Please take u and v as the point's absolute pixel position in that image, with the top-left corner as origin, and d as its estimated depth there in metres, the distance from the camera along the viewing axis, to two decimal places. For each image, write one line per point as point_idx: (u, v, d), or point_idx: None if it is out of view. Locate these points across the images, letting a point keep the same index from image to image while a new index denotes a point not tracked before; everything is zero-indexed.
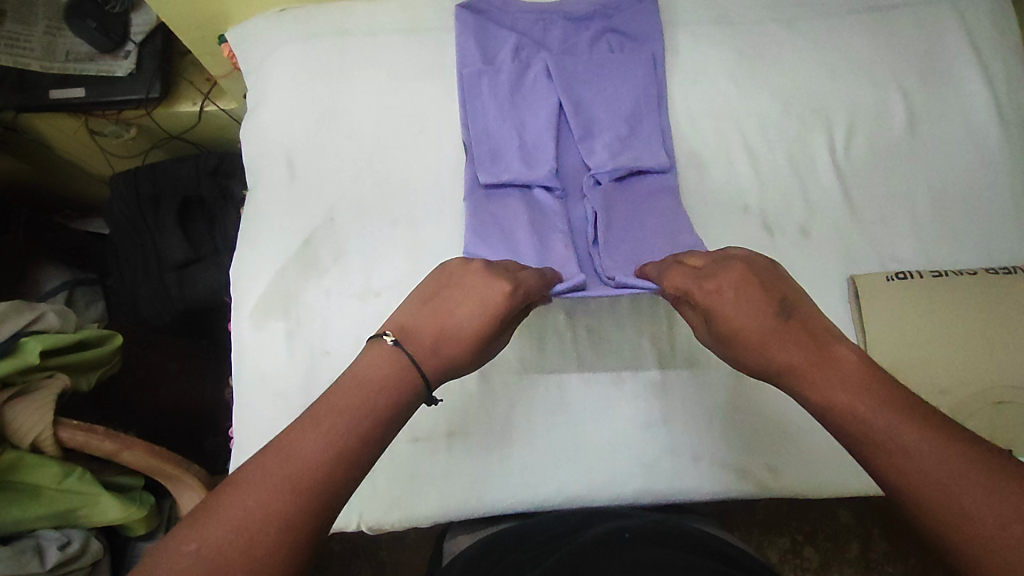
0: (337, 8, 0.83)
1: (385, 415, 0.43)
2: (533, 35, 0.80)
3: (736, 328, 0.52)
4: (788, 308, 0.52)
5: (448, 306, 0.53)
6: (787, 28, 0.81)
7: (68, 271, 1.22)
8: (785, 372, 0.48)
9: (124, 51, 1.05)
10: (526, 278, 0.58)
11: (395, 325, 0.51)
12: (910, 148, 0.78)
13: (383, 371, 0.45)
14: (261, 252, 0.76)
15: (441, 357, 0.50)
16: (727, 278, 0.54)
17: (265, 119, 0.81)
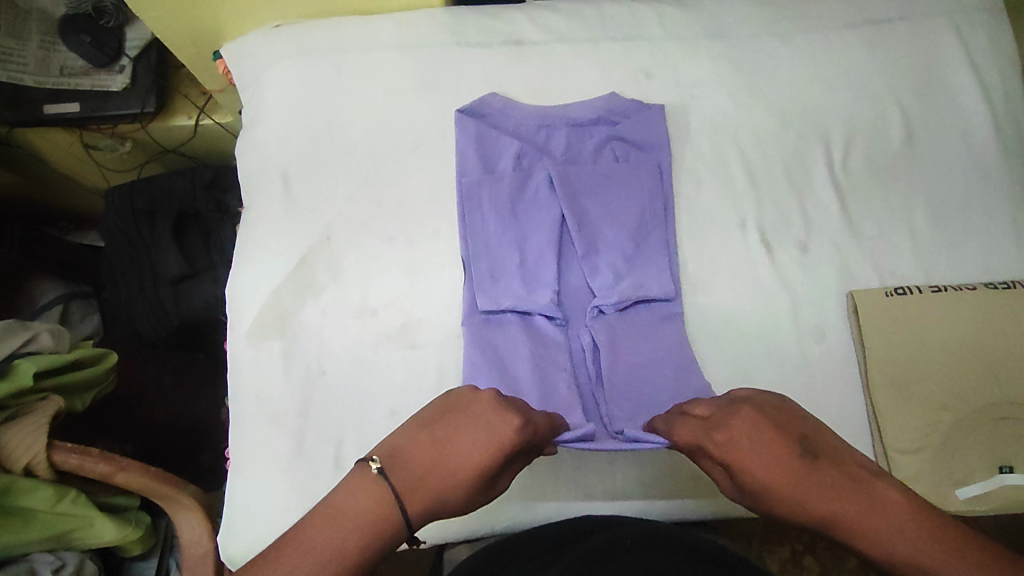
0: (332, 24, 0.83)
1: (343, 566, 0.42)
2: (536, 141, 0.79)
3: (775, 487, 0.48)
4: (816, 451, 0.50)
5: (449, 439, 0.50)
6: (784, 41, 0.81)
7: (63, 286, 1.21)
8: (848, 534, 0.46)
9: (119, 66, 1.04)
10: (535, 417, 0.55)
11: (391, 450, 0.50)
12: (907, 162, 0.78)
13: (359, 518, 0.44)
14: (258, 271, 0.76)
15: (425, 502, 0.47)
16: (743, 426, 0.52)
17: (260, 136, 0.81)
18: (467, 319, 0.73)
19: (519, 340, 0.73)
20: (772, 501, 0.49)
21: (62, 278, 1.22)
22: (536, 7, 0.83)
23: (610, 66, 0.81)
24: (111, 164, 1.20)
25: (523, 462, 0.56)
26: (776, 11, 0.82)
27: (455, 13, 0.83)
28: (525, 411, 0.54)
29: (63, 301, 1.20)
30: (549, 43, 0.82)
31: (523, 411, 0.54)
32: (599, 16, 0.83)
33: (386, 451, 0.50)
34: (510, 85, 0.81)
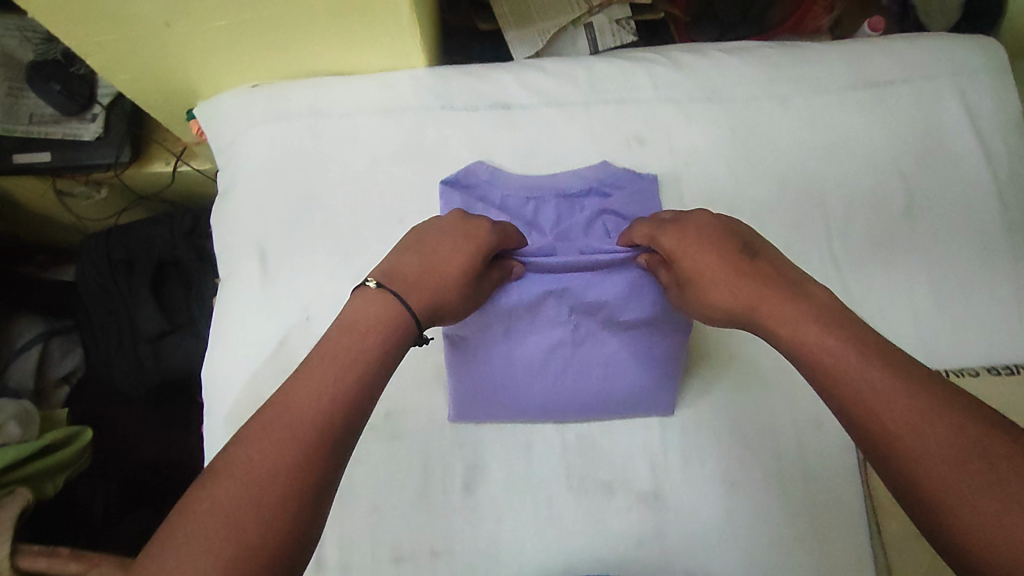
0: (310, 85, 0.78)
1: (364, 366, 0.47)
2: (525, 215, 0.75)
3: (714, 280, 0.55)
4: (766, 263, 0.54)
5: (435, 253, 0.58)
6: (783, 106, 0.78)
7: (41, 324, 1.14)
8: (766, 313, 0.52)
9: (91, 114, 1.00)
10: (507, 233, 0.64)
11: (385, 272, 0.56)
12: (909, 235, 0.75)
13: (376, 323, 0.50)
14: (239, 354, 0.74)
15: (428, 305, 0.55)
16: (703, 236, 0.57)
17: (235, 207, 0.77)
18: (450, 383, 0.69)
19: (497, 395, 0.70)
20: (707, 293, 0.56)
21: (40, 315, 1.15)
22: (524, 67, 0.80)
23: (602, 132, 0.78)
24: (86, 208, 1.16)
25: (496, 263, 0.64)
26: (775, 71, 0.79)
27: (440, 73, 0.79)
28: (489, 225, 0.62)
29: (42, 341, 1.13)
30: (538, 106, 0.78)
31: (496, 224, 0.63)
32: (590, 76, 0.79)
33: (380, 275, 0.55)
34: (497, 151, 0.78)
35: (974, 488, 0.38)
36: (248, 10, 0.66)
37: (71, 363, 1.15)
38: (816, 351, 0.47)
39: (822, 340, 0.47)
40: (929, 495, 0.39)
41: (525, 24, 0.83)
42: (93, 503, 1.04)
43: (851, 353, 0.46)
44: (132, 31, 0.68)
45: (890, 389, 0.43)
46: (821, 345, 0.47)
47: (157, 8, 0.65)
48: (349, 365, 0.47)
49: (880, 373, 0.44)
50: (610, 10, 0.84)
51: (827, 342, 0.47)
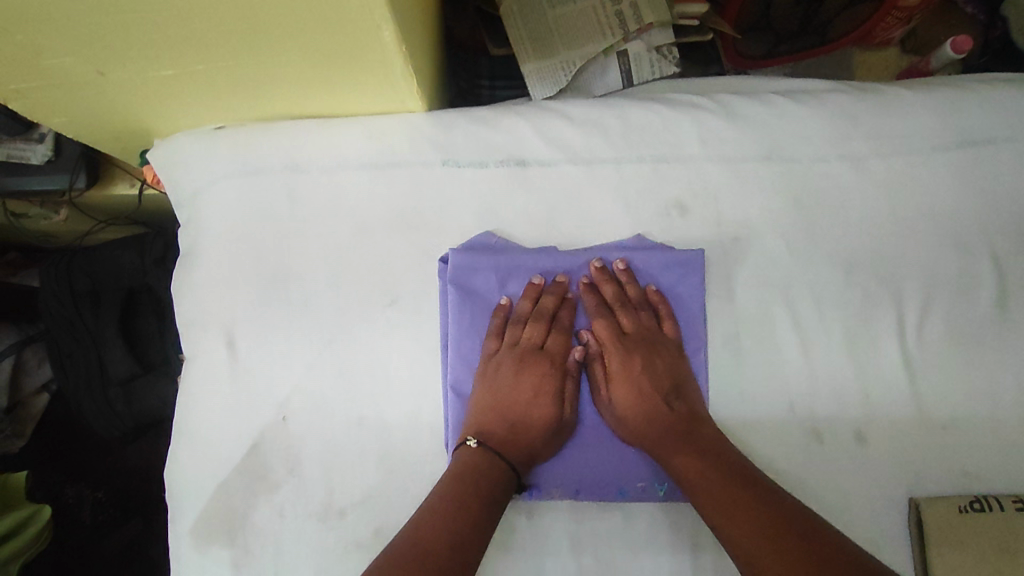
0: (286, 132, 0.65)
1: (472, 503, 0.53)
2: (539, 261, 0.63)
3: (634, 402, 0.60)
4: (673, 375, 0.61)
5: (507, 395, 0.61)
6: (854, 168, 0.65)
7: (15, 331, 1.00)
8: (673, 443, 0.57)
9: (38, 134, 0.82)
10: (554, 334, 0.63)
11: (474, 424, 0.59)
12: (999, 332, 0.63)
13: (470, 476, 0.56)
14: (202, 455, 0.62)
15: (525, 451, 0.59)
16: (614, 346, 0.62)
17: (197, 274, 0.65)
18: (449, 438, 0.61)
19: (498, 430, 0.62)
20: (621, 409, 0.60)
21: (13, 322, 1.01)
22: (543, 111, 0.66)
23: (634, 196, 0.65)
24: (48, 229, 1.02)
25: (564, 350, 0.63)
26: (845, 124, 0.66)
27: (442, 119, 0.66)
28: (536, 335, 0.62)
29: (18, 352, 0.98)
30: (559, 162, 0.65)
31: (531, 314, 0.63)
32: (623, 125, 0.66)
33: (474, 429, 0.59)
34: (509, 216, 0.65)
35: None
36: (201, 58, 0.53)
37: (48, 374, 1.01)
38: (709, 500, 0.53)
39: (709, 481, 0.53)
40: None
41: (546, 56, 0.73)
42: (82, 508, 1.05)
43: (723, 494, 0.52)
44: (60, 80, 0.56)
45: (757, 526, 0.49)
46: (717, 481, 0.53)
47: (84, 57, 0.52)
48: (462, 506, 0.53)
49: (742, 512, 0.50)
50: (649, 36, 0.73)
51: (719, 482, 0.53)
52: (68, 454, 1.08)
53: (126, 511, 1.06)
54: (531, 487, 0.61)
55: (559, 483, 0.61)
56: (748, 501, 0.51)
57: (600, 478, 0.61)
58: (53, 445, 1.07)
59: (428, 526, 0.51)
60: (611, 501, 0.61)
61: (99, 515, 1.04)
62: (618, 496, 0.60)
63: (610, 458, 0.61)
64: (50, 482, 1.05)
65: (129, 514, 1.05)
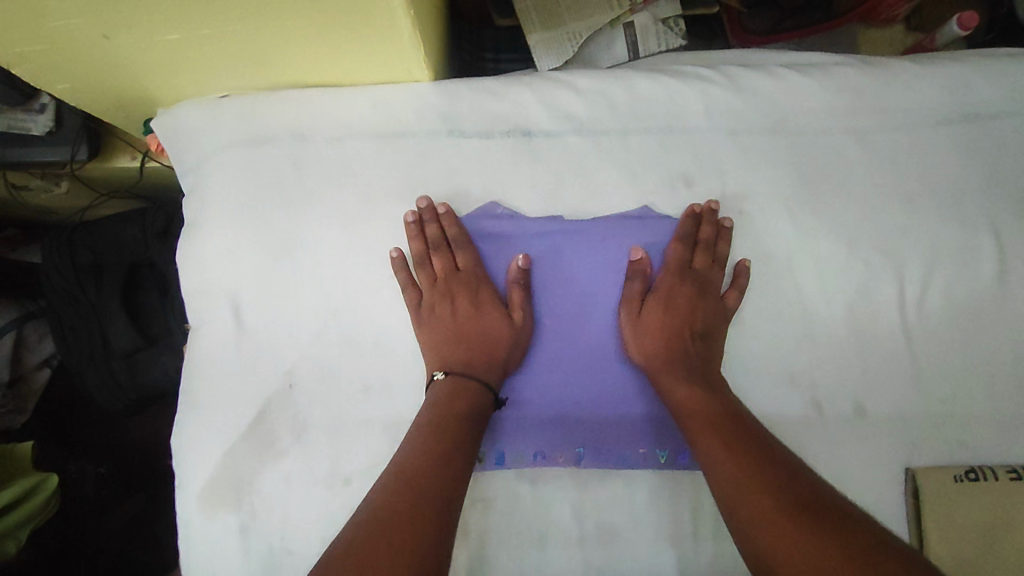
0: (291, 101, 0.65)
1: (447, 424, 0.55)
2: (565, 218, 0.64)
3: (658, 326, 0.62)
4: (711, 316, 0.63)
5: (451, 325, 0.62)
6: (858, 142, 0.66)
7: (15, 307, 1.00)
8: (682, 376, 0.59)
9: (38, 103, 0.81)
10: (459, 253, 0.64)
11: (437, 358, 0.61)
12: (999, 306, 0.63)
13: (444, 399, 0.58)
14: (209, 422, 0.62)
15: (489, 362, 0.61)
16: (673, 272, 0.64)
17: (202, 244, 0.65)
18: None
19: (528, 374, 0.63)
20: (643, 329, 0.62)
21: (11, 300, 1.01)
22: (549, 81, 0.66)
23: (640, 167, 0.65)
24: (47, 202, 1.01)
25: (461, 252, 0.64)
26: (850, 98, 0.66)
27: (447, 88, 0.66)
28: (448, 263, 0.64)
29: (18, 327, 0.98)
30: (564, 134, 0.65)
31: (433, 247, 0.64)
32: (630, 97, 0.66)
33: (438, 362, 0.61)
34: (514, 186, 0.65)
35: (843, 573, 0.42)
36: (207, 21, 0.53)
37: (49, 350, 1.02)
38: (711, 445, 0.54)
39: (713, 431, 0.54)
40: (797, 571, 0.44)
41: (551, 26, 0.73)
42: (84, 483, 1.04)
43: (724, 444, 0.53)
44: (66, 44, 0.55)
45: (754, 486, 0.49)
46: (724, 426, 0.54)
47: (90, 20, 0.52)
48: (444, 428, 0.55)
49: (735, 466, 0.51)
50: (655, 8, 0.73)
51: (712, 422, 0.55)
52: (68, 433, 1.09)
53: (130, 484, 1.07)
54: (534, 452, 0.62)
55: (562, 448, 0.62)
56: (754, 460, 0.51)
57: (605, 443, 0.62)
58: (51, 423, 1.08)
59: (417, 449, 0.53)
60: (613, 468, 0.61)
61: (102, 490, 1.04)
62: (622, 464, 0.61)
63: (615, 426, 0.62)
64: (51, 458, 1.04)
65: (132, 488, 1.07)
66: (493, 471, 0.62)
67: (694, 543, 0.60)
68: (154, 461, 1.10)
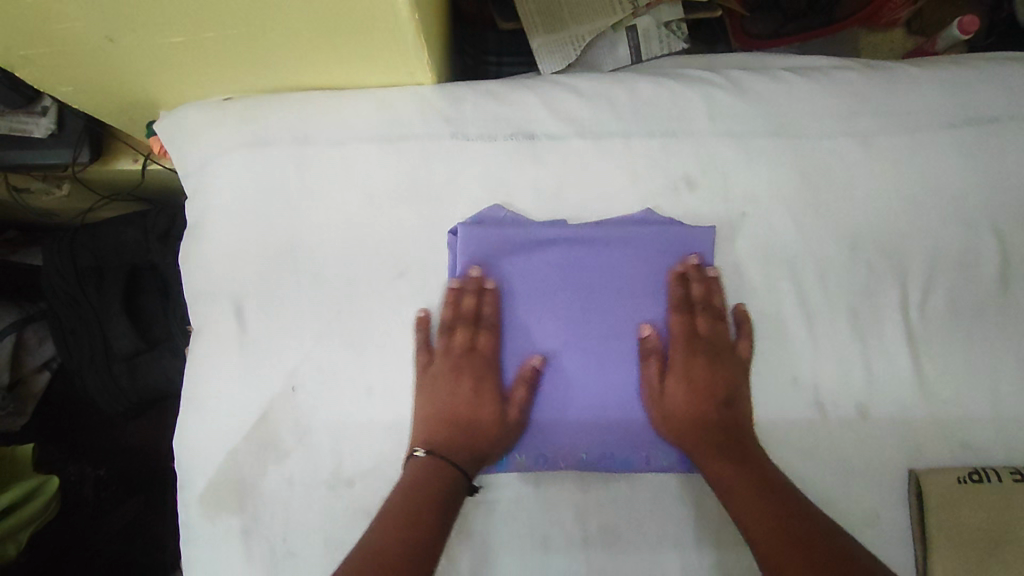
0: (294, 104, 0.65)
1: (420, 502, 0.55)
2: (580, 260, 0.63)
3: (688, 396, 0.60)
4: (728, 381, 0.61)
5: (447, 400, 0.61)
6: (860, 145, 0.66)
7: (15, 310, 0.99)
8: (721, 453, 0.58)
9: (40, 106, 0.81)
10: (484, 334, 0.62)
11: (420, 436, 0.60)
12: (1001, 309, 0.63)
13: (420, 485, 0.56)
14: (211, 425, 0.62)
15: (472, 450, 0.60)
16: (682, 345, 0.62)
17: (204, 246, 0.65)
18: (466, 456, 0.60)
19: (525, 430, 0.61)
20: (672, 406, 0.61)
21: (12, 302, 1.00)
22: (552, 85, 0.67)
23: (643, 171, 0.65)
24: (48, 204, 1.01)
25: (485, 336, 0.62)
26: (853, 102, 0.66)
27: (451, 92, 0.66)
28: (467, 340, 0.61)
29: (18, 330, 0.98)
30: (568, 137, 0.66)
31: (459, 319, 0.62)
32: (632, 100, 0.66)
33: (423, 438, 0.60)
34: (517, 190, 0.65)
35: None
36: (211, 24, 0.53)
37: (49, 352, 1.02)
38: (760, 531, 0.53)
39: (756, 514, 0.54)
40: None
41: (554, 30, 0.73)
42: (83, 485, 1.04)
43: (774, 528, 0.52)
44: (70, 47, 0.55)
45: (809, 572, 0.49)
46: (767, 512, 0.53)
47: (95, 23, 0.52)
48: (408, 505, 0.55)
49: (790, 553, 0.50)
50: (658, 12, 0.73)
51: (734, 470, 0.57)
52: (67, 435, 1.08)
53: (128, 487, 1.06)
54: (536, 456, 0.61)
55: (566, 453, 0.61)
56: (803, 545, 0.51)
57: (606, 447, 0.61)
58: (52, 426, 1.07)
59: (380, 529, 0.53)
60: (617, 471, 0.61)
61: (101, 492, 1.04)
62: (625, 467, 0.61)
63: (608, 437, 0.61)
64: (50, 461, 1.05)
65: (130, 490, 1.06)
66: (496, 475, 0.61)
67: (697, 546, 0.60)
68: (155, 464, 1.09)
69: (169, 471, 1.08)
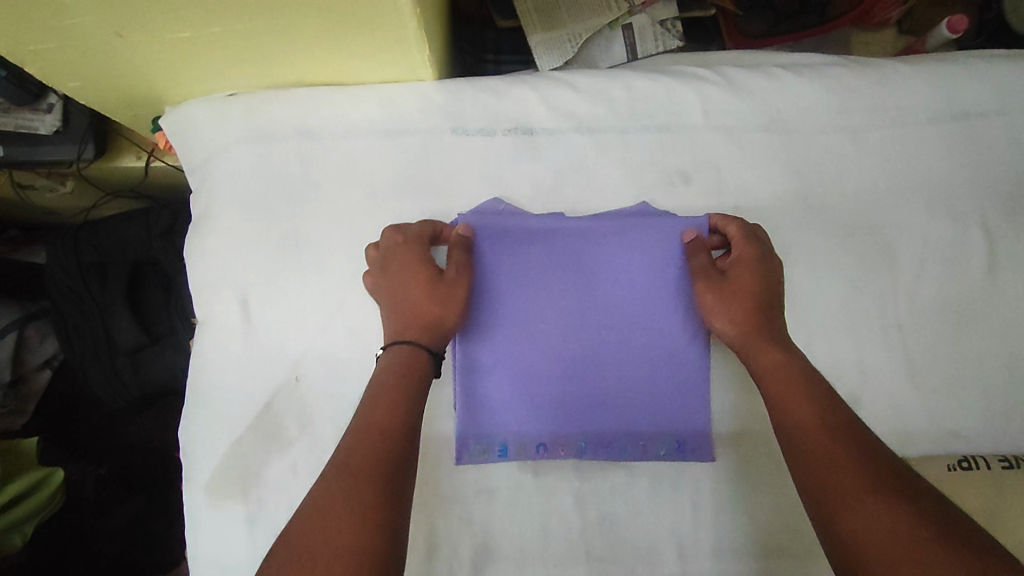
0: (297, 99, 0.67)
1: (390, 410, 0.52)
2: (569, 235, 0.64)
3: (748, 289, 0.59)
4: (778, 288, 0.60)
5: (399, 292, 0.59)
6: (851, 139, 0.67)
7: (16, 307, 1.00)
8: (768, 349, 0.57)
9: (46, 103, 0.82)
10: (417, 228, 0.62)
11: (391, 331, 0.58)
12: (989, 299, 0.65)
13: (389, 376, 0.55)
14: (216, 414, 0.63)
15: (437, 331, 0.58)
16: (747, 242, 0.61)
17: (209, 239, 0.66)
18: (463, 420, 0.62)
19: (503, 390, 0.63)
20: (730, 300, 0.59)
21: (13, 300, 1.01)
22: (550, 81, 0.68)
23: (640, 164, 0.67)
24: (52, 202, 1.02)
25: (414, 227, 0.62)
26: (844, 97, 0.68)
27: (451, 87, 0.67)
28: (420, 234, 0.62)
29: (19, 328, 0.99)
30: (565, 131, 0.67)
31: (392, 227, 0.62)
32: (629, 95, 0.68)
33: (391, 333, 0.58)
34: (516, 183, 0.66)
35: (881, 516, 0.44)
36: (218, 20, 0.54)
37: (50, 350, 1.03)
38: (801, 424, 0.51)
39: (801, 410, 0.52)
40: (825, 499, 0.47)
41: (552, 28, 0.75)
42: (85, 484, 1.07)
43: (819, 424, 0.51)
44: (79, 42, 0.57)
45: (850, 467, 0.47)
46: (809, 411, 0.52)
47: (104, 18, 0.53)
48: (384, 415, 0.52)
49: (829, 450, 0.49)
50: (653, 10, 0.75)
51: (779, 358, 0.56)
52: (71, 433, 1.09)
53: (128, 487, 1.08)
54: (536, 444, 0.63)
55: (565, 441, 0.63)
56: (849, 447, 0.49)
57: (597, 432, 0.63)
58: (54, 425, 1.09)
59: (354, 438, 0.51)
60: (615, 459, 0.63)
61: (102, 491, 1.06)
62: (621, 456, 0.63)
63: (599, 416, 0.63)
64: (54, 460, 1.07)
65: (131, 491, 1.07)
66: (495, 464, 0.63)
67: (693, 532, 0.62)
68: (156, 464, 1.10)
69: (170, 471, 1.09)
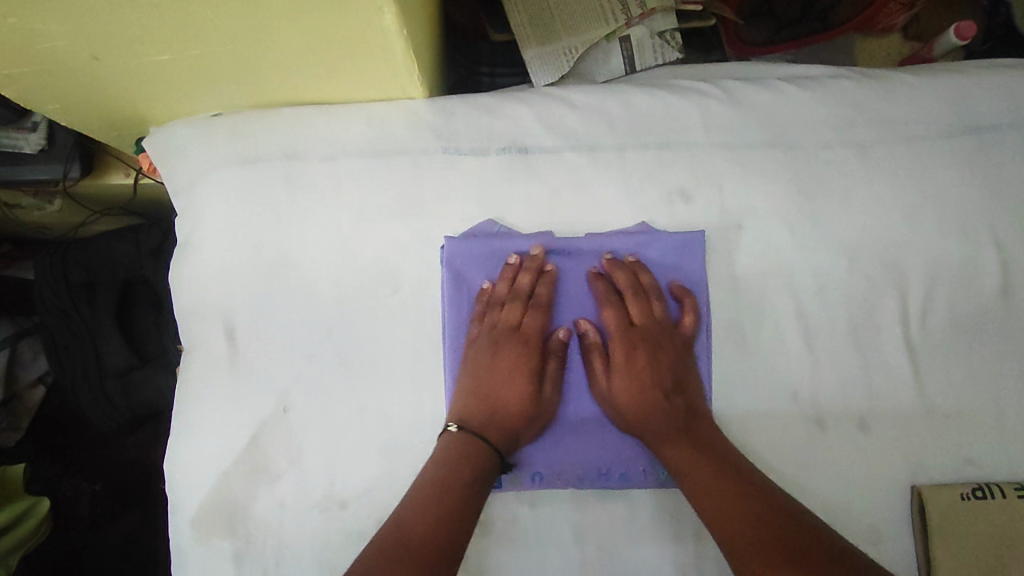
0: (283, 120, 0.64)
1: (449, 491, 0.54)
2: (559, 263, 0.63)
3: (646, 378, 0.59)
4: (674, 366, 0.60)
5: (483, 377, 0.60)
6: (858, 155, 0.65)
7: (5, 324, 0.98)
8: (672, 435, 0.57)
9: (30, 122, 0.79)
10: (532, 312, 0.62)
11: (456, 409, 0.59)
12: (1002, 320, 0.63)
13: (451, 459, 0.56)
14: (202, 446, 0.61)
15: (505, 430, 0.59)
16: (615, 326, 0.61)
17: (194, 264, 0.64)
18: None
19: None
20: (622, 394, 0.59)
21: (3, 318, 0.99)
22: (546, 97, 0.66)
23: (639, 183, 0.64)
24: (40, 220, 1.00)
25: (521, 306, 0.62)
26: (849, 111, 0.66)
27: (443, 105, 0.65)
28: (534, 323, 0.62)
29: (10, 345, 0.96)
30: (561, 149, 0.65)
31: (510, 295, 0.62)
32: (627, 111, 0.65)
33: (457, 413, 0.59)
34: (511, 204, 0.64)
35: None
36: (197, 42, 0.52)
37: (43, 366, 1.00)
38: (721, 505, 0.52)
39: (715, 489, 0.53)
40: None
41: (547, 41, 0.72)
42: (79, 501, 1.05)
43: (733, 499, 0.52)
44: (54, 64, 0.54)
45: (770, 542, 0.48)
46: (727, 489, 0.53)
47: (79, 41, 0.51)
48: (441, 495, 0.53)
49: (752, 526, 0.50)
50: (651, 21, 0.72)
51: (686, 444, 0.56)
52: (61, 448, 1.07)
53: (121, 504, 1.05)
54: (533, 474, 0.61)
55: (562, 471, 0.61)
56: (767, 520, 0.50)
57: (594, 461, 0.61)
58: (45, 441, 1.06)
59: (411, 509, 0.53)
60: (614, 488, 0.60)
61: (97, 508, 1.04)
62: (621, 484, 0.60)
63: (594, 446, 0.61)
64: (49, 476, 1.05)
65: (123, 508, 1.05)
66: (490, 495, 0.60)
67: (698, 567, 0.59)
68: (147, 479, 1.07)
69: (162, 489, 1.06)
